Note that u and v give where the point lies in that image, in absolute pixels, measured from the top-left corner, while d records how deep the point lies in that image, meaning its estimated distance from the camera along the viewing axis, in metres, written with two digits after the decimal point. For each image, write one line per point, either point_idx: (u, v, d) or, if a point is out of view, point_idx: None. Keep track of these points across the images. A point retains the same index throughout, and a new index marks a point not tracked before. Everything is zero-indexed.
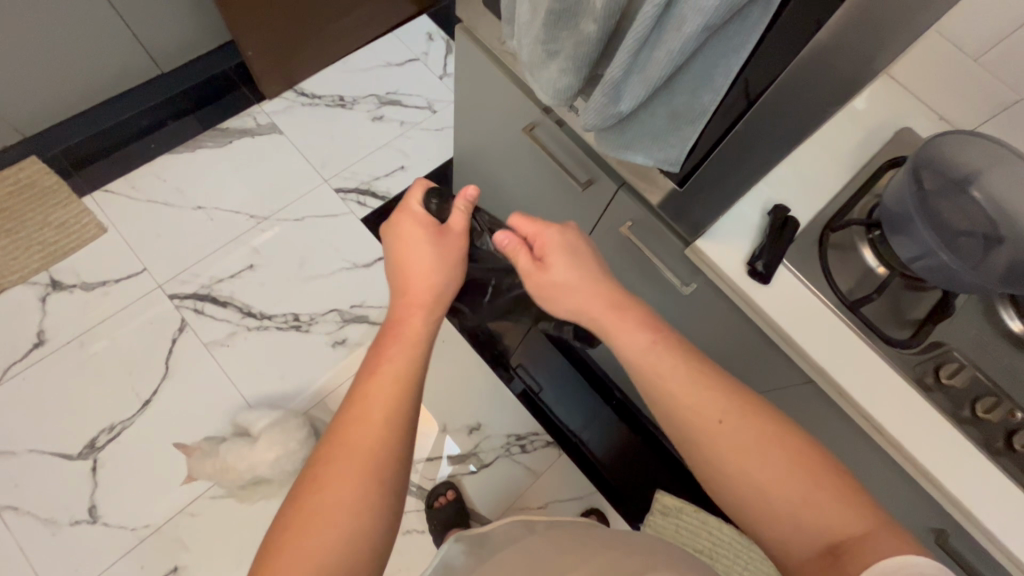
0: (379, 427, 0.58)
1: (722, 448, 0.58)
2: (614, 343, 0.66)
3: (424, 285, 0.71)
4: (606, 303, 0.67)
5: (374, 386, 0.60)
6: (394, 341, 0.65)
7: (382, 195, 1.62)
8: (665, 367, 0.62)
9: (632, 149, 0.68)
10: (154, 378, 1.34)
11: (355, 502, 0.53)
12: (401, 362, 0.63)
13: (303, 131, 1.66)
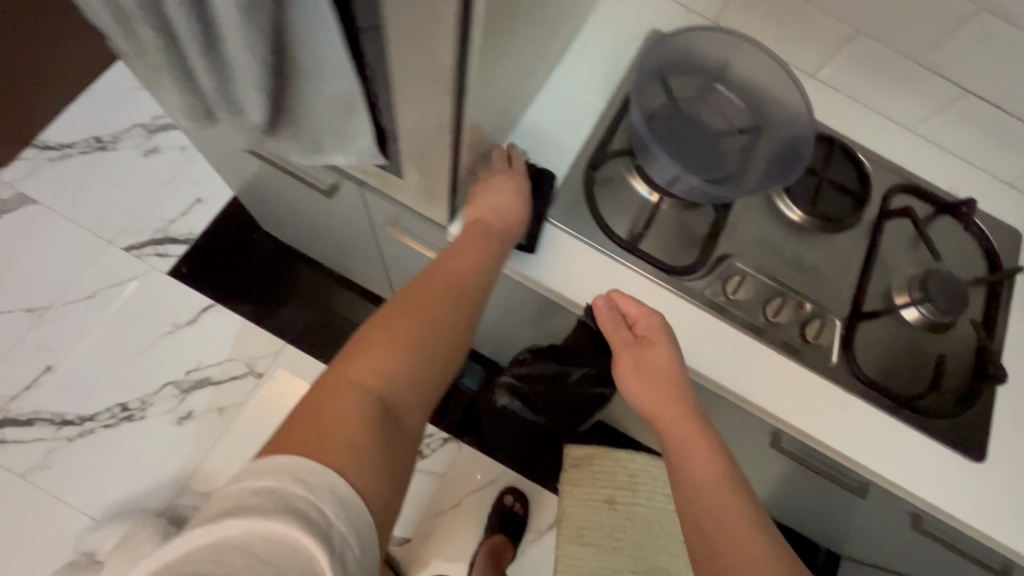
0: (423, 338, 0.55)
1: (728, 556, 0.50)
2: (682, 455, 0.59)
3: (511, 209, 0.65)
4: (693, 430, 0.60)
5: (430, 299, 0.58)
6: (436, 269, 0.62)
7: (185, 238, 1.40)
8: (718, 478, 0.56)
9: (324, 150, 0.57)
10: None
11: (389, 393, 0.50)
12: (463, 286, 0.61)
13: (63, 193, 1.40)
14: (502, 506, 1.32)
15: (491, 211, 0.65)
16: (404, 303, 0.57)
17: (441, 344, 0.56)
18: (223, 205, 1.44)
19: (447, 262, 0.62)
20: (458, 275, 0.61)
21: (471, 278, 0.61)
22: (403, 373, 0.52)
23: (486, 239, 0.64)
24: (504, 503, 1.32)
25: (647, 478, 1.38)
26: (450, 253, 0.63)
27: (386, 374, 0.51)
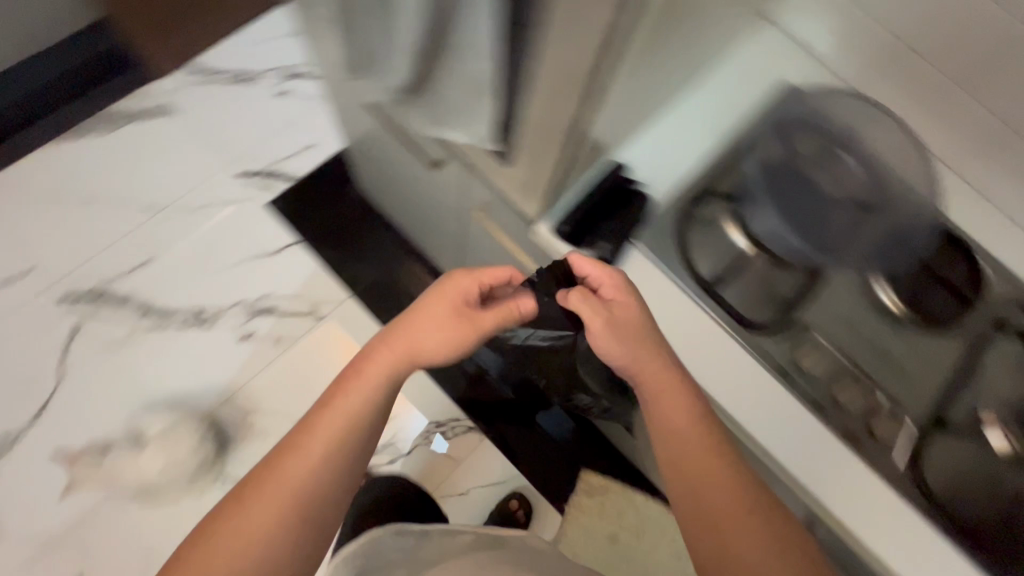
0: (335, 434, 0.66)
1: (731, 531, 0.56)
2: (657, 404, 0.62)
3: (444, 320, 0.70)
4: (667, 372, 0.63)
5: (342, 405, 0.67)
6: (355, 381, 0.68)
7: (289, 177, 1.52)
8: (693, 426, 0.61)
9: (447, 127, 0.64)
10: (48, 383, 1.29)
11: (306, 483, 0.63)
12: (369, 389, 0.68)
13: (200, 112, 1.55)
14: (506, 509, 1.32)
15: (419, 324, 0.70)
16: (328, 410, 0.67)
17: (352, 441, 0.66)
18: (330, 157, 1.55)
19: (364, 364, 0.69)
20: (379, 370, 0.69)
21: (378, 378, 0.68)
22: (312, 465, 0.64)
23: (412, 344, 0.70)
24: (509, 507, 1.32)
25: (655, 526, 1.35)
26: (357, 360, 0.70)
27: (301, 474, 0.63)
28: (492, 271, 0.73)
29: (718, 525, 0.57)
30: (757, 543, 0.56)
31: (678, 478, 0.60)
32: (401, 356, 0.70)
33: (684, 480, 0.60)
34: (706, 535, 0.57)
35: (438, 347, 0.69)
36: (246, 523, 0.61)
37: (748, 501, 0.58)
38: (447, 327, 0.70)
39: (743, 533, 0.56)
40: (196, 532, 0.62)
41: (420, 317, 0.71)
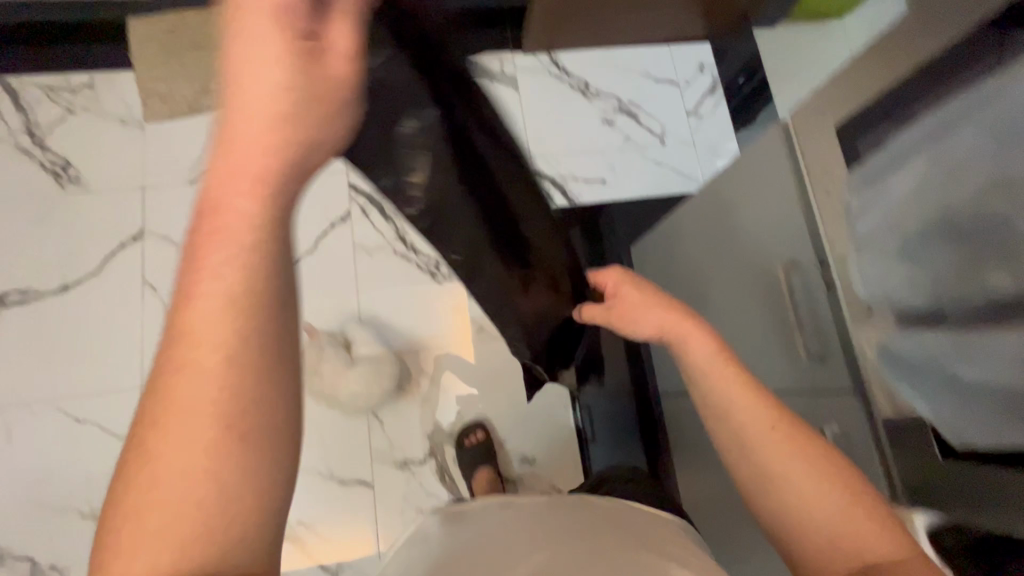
0: (238, 338, 0.33)
1: (794, 482, 0.61)
2: (683, 353, 0.71)
3: (279, 105, 0.34)
4: (677, 318, 0.72)
5: (212, 264, 0.33)
6: (217, 188, 0.34)
7: (571, 198, 1.57)
8: (755, 414, 0.64)
9: (914, 388, 0.57)
10: (301, 247, 1.43)
11: (264, 437, 0.33)
12: (239, 168, 0.34)
13: (536, 99, 1.63)
14: None
15: (249, 56, 0.34)
16: (191, 312, 0.33)
17: (252, 282, 0.34)
18: (614, 200, 1.58)
19: (218, 203, 0.34)
20: (250, 198, 0.34)
21: (278, 156, 0.35)
22: (228, 365, 0.33)
23: (239, 128, 0.34)
24: None
25: None
26: (207, 206, 0.34)
27: (202, 395, 0.32)
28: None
29: (785, 476, 0.61)
30: (816, 483, 0.60)
31: (740, 448, 0.65)
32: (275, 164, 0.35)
33: (747, 456, 0.64)
34: (770, 499, 0.62)
35: (268, 69, 0.35)
36: (156, 488, 0.31)
37: (802, 443, 0.62)
38: (289, 114, 0.35)
39: (802, 478, 0.60)
40: None
41: (244, 30, 0.35)
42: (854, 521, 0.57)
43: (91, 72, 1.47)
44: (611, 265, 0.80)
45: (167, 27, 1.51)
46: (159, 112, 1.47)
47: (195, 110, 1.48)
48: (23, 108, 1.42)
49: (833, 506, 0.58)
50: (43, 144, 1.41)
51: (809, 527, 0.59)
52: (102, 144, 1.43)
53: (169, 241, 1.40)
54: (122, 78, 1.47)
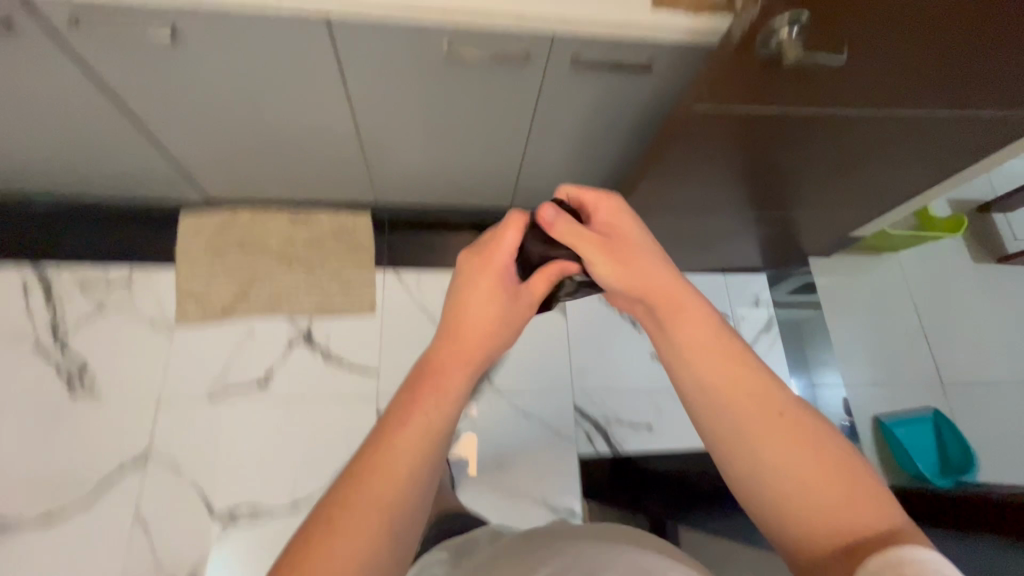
0: (415, 466, 0.47)
1: (769, 447, 0.50)
2: (673, 330, 0.56)
3: (498, 321, 0.59)
4: (673, 284, 0.57)
5: (424, 408, 0.49)
6: (428, 389, 0.51)
7: (615, 444, 1.45)
8: (706, 343, 0.55)
9: None
10: (316, 485, 1.29)
11: (413, 472, 0.46)
12: (454, 391, 0.52)
13: (584, 326, 1.56)
14: None
15: (471, 311, 0.58)
16: (407, 432, 0.48)
17: (441, 431, 0.49)
18: (662, 450, 1.46)
19: (459, 335, 0.57)
20: (458, 381, 0.53)
21: (467, 381, 0.54)
22: (418, 446, 0.47)
23: (468, 348, 0.56)
24: None
25: None
26: (421, 377, 0.53)
27: (403, 468, 0.46)
28: (489, 254, 0.62)
29: (762, 444, 0.50)
30: (785, 445, 0.49)
31: (728, 428, 0.52)
32: (465, 364, 0.55)
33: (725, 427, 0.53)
34: (743, 465, 0.51)
35: (493, 324, 0.58)
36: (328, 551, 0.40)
37: (780, 417, 0.51)
38: (490, 330, 0.58)
39: (779, 450, 0.49)
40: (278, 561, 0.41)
41: (474, 297, 0.59)
42: (835, 496, 0.46)
43: (132, 265, 1.42)
44: (603, 198, 0.64)
45: (218, 223, 1.47)
46: (192, 315, 1.39)
47: (229, 316, 1.41)
48: (53, 303, 1.36)
49: (797, 461, 0.48)
50: (64, 345, 1.33)
51: (774, 488, 0.49)
52: (125, 348, 1.35)
53: (174, 468, 1.27)
54: (164, 274, 1.42)
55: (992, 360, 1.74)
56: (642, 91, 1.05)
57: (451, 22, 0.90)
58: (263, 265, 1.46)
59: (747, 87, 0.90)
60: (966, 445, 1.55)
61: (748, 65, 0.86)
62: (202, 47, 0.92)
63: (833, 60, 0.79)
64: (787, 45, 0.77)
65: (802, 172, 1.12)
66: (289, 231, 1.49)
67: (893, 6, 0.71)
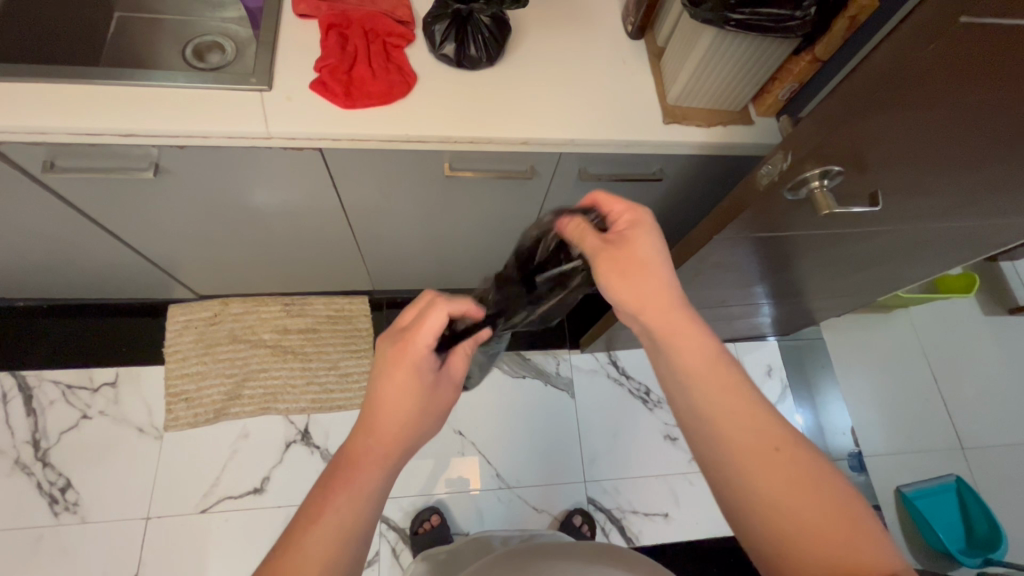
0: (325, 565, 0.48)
1: (752, 473, 0.49)
2: (667, 350, 0.55)
3: (419, 414, 0.58)
4: (677, 309, 0.56)
5: (335, 510, 0.51)
6: (338, 497, 0.51)
7: (630, 536, 1.38)
8: (705, 358, 0.54)
9: None
10: None
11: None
12: (367, 497, 0.53)
13: (593, 408, 1.49)
14: None
15: (389, 405, 0.56)
16: (316, 530, 0.49)
17: (351, 534, 0.51)
18: (681, 541, 1.38)
19: (372, 425, 0.56)
20: (373, 477, 0.54)
21: (381, 478, 0.54)
22: (330, 546, 0.49)
23: (379, 438, 0.55)
24: None
25: None
26: (340, 469, 0.54)
27: (319, 563, 0.48)
28: (413, 334, 0.58)
29: (750, 473, 0.49)
30: (771, 474, 0.48)
31: (709, 433, 0.52)
32: (379, 463, 0.55)
33: (705, 434, 0.52)
34: (722, 472, 0.51)
35: (409, 421, 0.57)
36: None
37: (777, 451, 0.49)
38: (409, 423, 0.57)
39: (762, 472, 0.48)
40: None
41: (391, 388, 0.57)
42: (820, 524, 0.45)
43: (117, 366, 1.35)
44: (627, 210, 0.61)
45: (208, 317, 1.41)
46: (181, 419, 1.32)
47: (222, 418, 1.33)
48: (33, 412, 1.28)
49: (786, 493, 0.47)
50: (46, 459, 1.25)
51: (755, 506, 0.48)
52: (110, 459, 1.27)
53: None
54: (150, 374, 1.35)
55: (1008, 418, 1.71)
56: (651, 199, 1.01)
57: (452, 148, 0.83)
58: (255, 360, 1.39)
59: (770, 224, 0.79)
60: (991, 516, 1.49)
61: (770, 209, 0.74)
62: (186, 181, 0.85)
63: (867, 208, 0.69)
64: (821, 199, 0.65)
65: (821, 271, 1.07)
66: (282, 321, 1.43)
67: (935, 174, 0.66)
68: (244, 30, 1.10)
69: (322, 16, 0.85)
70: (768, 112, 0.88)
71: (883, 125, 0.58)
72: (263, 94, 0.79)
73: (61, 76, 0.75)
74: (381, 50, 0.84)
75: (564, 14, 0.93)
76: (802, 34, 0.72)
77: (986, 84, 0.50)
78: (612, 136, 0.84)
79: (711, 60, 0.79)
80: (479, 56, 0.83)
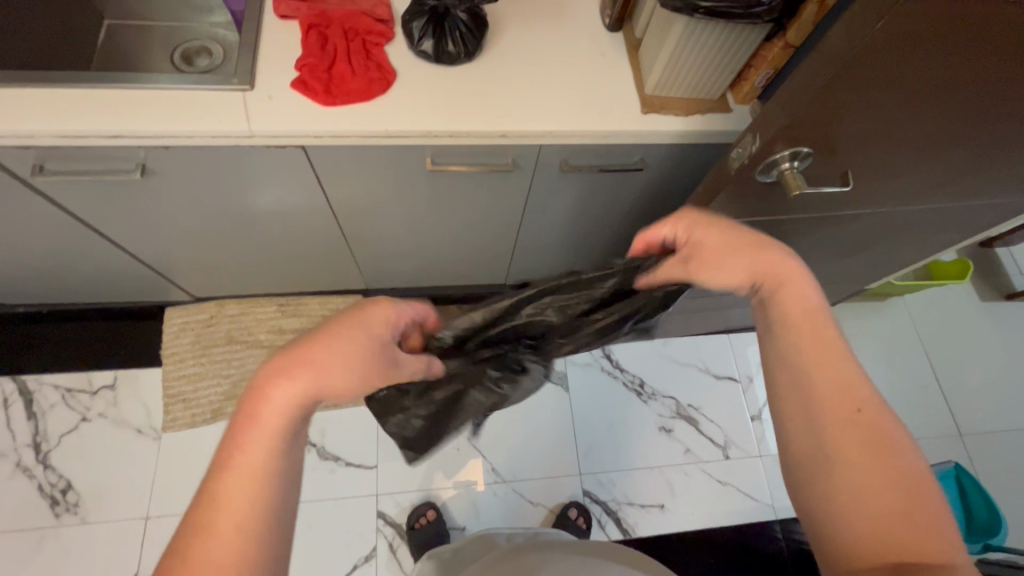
0: (253, 504, 0.41)
1: (830, 433, 0.47)
2: (772, 298, 0.54)
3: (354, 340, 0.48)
4: (781, 260, 0.54)
5: (229, 490, 0.40)
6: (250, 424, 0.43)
7: (626, 527, 1.38)
8: (805, 310, 0.52)
9: None
10: None
11: (256, 501, 0.41)
12: (292, 397, 0.44)
13: (587, 401, 1.50)
14: None
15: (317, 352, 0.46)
16: (231, 473, 0.41)
17: (277, 460, 0.42)
18: (677, 532, 1.39)
19: (271, 384, 0.44)
20: (287, 393, 0.44)
21: (303, 395, 0.44)
22: (243, 529, 0.40)
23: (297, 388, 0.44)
24: None
25: None
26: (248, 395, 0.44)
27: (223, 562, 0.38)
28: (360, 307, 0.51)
29: (827, 431, 0.47)
30: (847, 438, 0.46)
31: (794, 381, 0.50)
32: (305, 381, 0.45)
33: (787, 393, 0.50)
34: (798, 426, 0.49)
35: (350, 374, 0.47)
36: None
37: (857, 412, 0.47)
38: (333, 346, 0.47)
39: (838, 435, 0.46)
40: None
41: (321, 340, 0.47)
42: (885, 497, 0.43)
43: (115, 369, 1.37)
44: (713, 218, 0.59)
45: (204, 319, 1.43)
46: (179, 420, 1.34)
47: (219, 418, 1.35)
48: (34, 416, 1.31)
49: (860, 459, 0.45)
50: (47, 462, 1.27)
51: (824, 470, 0.46)
52: (110, 461, 1.29)
53: None
54: (149, 376, 1.37)
55: (1007, 404, 1.70)
56: (635, 189, 1.02)
57: (432, 142, 0.84)
58: (252, 361, 1.41)
59: (748, 209, 0.79)
60: (990, 502, 1.48)
61: (746, 193, 0.75)
62: (173, 181, 0.87)
63: (840, 188, 0.70)
64: (791, 180, 0.67)
65: (808, 258, 1.08)
66: (277, 321, 1.45)
67: (901, 157, 0.67)
68: (231, 34, 1.12)
69: (303, 16, 0.87)
70: (746, 99, 0.89)
71: (848, 107, 0.59)
72: (245, 94, 0.81)
73: (49, 82, 0.77)
74: (361, 48, 0.86)
75: (542, 9, 0.94)
76: (772, 20, 0.72)
77: (942, 59, 0.51)
78: (590, 127, 0.85)
79: (685, 50, 0.80)
80: (457, 52, 0.85)
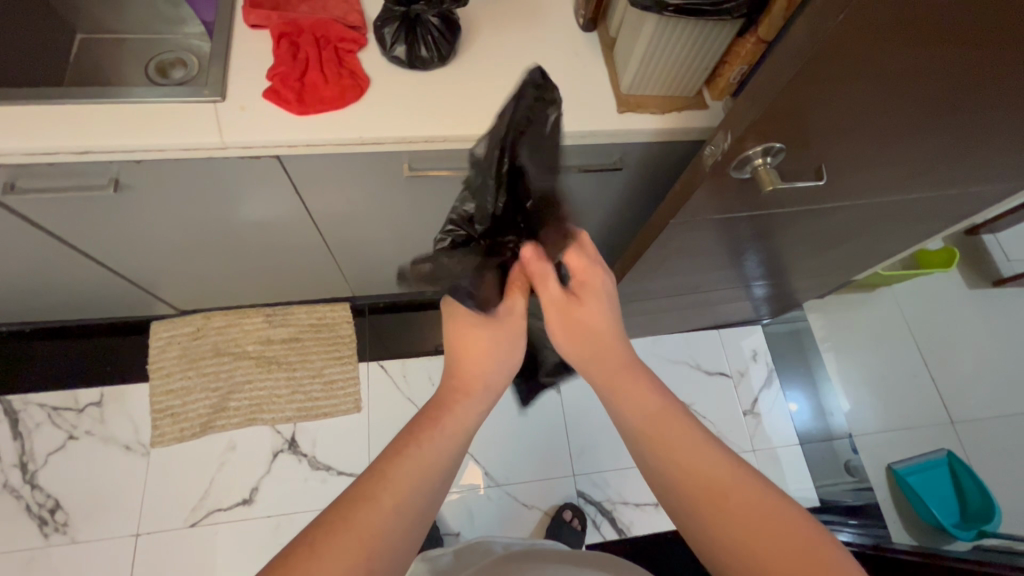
0: (418, 481, 0.52)
1: (729, 513, 0.48)
2: (617, 401, 0.60)
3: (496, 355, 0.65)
4: (624, 363, 0.62)
5: (405, 473, 0.52)
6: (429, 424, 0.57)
7: (621, 527, 1.38)
8: (649, 407, 0.57)
9: None
10: None
11: (420, 484, 0.52)
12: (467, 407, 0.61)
13: (579, 401, 1.50)
14: None
15: (475, 354, 0.64)
16: (406, 459, 0.53)
17: (443, 460, 0.55)
18: (672, 530, 1.38)
19: (439, 413, 0.59)
20: (467, 408, 0.61)
21: (472, 411, 0.61)
22: (407, 495, 0.51)
23: (455, 424, 0.59)
24: None
25: None
26: (433, 409, 0.60)
27: (382, 524, 0.48)
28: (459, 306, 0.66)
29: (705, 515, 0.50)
30: (733, 508, 0.48)
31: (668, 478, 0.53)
32: (472, 394, 0.62)
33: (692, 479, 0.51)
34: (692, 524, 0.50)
35: (491, 367, 0.64)
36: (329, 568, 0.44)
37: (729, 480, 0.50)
38: (483, 364, 0.64)
39: (732, 508, 0.48)
40: (282, 555, 0.45)
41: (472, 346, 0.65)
42: (810, 555, 0.44)
43: (102, 385, 1.36)
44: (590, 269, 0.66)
45: (191, 331, 1.42)
46: (167, 435, 1.32)
47: (208, 431, 1.34)
48: (19, 436, 1.29)
49: (756, 525, 0.47)
50: (34, 482, 1.26)
51: (732, 551, 0.47)
52: (99, 478, 1.28)
53: None
54: (135, 392, 1.36)
55: (997, 390, 1.71)
56: (615, 188, 1.01)
57: (408, 148, 0.84)
58: (240, 372, 1.40)
59: (726, 205, 0.79)
60: (984, 489, 1.49)
61: (723, 189, 0.75)
62: (148, 195, 0.86)
63: (813, 182, 0.71)
64: (764, 175, 0.67)
65: (791, 251, 1.08)
66: (265, 332, 1.44)
67: (874, 150, 0.68)
68: (206, 45, 1.11)
69: (274, 25, 0.86)
70: (723, 95, 0.89)
71: (817, 99, 0.59)
72: (216, 105, 0.80)
73: (16, 99, 0.76)
74: (334, 56, 0.85)
75: (515, 11, 0.94)
76: (743, 15, 0.72)
77: (911, 50, 0.51)
78: (567, 127, 0.85)
79: (658, 47, 0.79)
80: (430, 57, 0.84)
